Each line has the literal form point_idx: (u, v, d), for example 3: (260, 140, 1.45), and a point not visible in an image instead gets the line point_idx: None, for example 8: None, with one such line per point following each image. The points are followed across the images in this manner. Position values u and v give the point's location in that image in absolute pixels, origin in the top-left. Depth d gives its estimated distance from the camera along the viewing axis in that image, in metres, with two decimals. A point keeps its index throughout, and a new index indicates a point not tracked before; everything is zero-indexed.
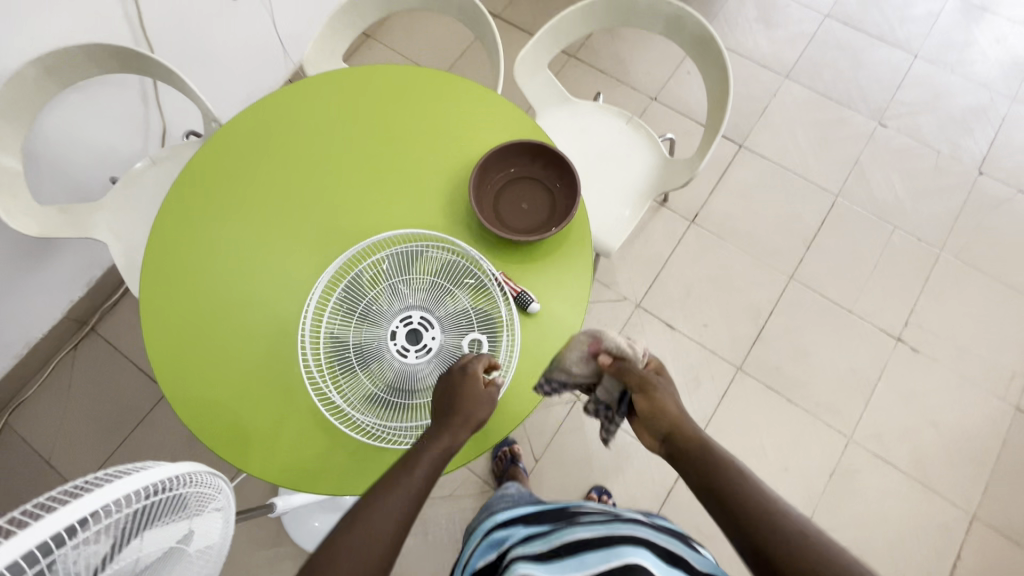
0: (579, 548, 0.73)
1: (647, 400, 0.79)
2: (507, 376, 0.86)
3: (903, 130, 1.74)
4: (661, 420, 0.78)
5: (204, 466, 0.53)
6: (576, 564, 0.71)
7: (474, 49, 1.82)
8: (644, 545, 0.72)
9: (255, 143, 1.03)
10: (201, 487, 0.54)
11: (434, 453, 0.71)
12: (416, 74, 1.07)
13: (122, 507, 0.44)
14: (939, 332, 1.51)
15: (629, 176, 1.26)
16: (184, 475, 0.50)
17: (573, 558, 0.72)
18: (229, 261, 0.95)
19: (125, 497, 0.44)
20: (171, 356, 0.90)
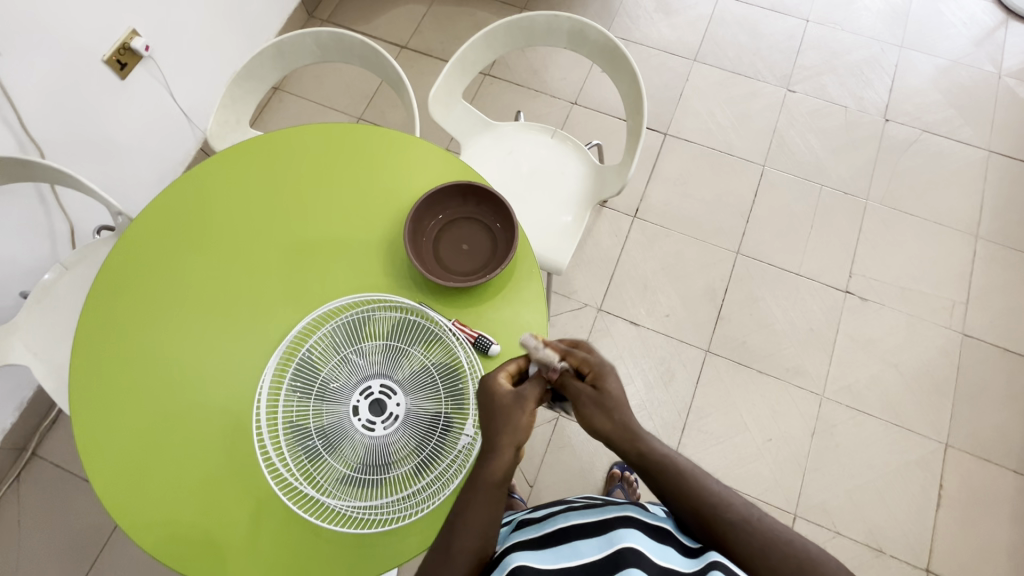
0: (571, 534, 0.69)
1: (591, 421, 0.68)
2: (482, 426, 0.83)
3: (811, 92, 1.83)
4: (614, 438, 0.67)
5: None
6: (570, 553, 0.67)
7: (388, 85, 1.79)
8: (638, 526, 0.68)
9: (170, 234, 0.97)
10: None
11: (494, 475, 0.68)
12: (327, 130, 1.03)
13: None
14: (881, 276, 1.59)
15: (564, 190, 1.26)
16: None
17: (566, 544, 0.68)
18: (166, 364, 0.89)
19: None
20: (120, 483, 0.83)
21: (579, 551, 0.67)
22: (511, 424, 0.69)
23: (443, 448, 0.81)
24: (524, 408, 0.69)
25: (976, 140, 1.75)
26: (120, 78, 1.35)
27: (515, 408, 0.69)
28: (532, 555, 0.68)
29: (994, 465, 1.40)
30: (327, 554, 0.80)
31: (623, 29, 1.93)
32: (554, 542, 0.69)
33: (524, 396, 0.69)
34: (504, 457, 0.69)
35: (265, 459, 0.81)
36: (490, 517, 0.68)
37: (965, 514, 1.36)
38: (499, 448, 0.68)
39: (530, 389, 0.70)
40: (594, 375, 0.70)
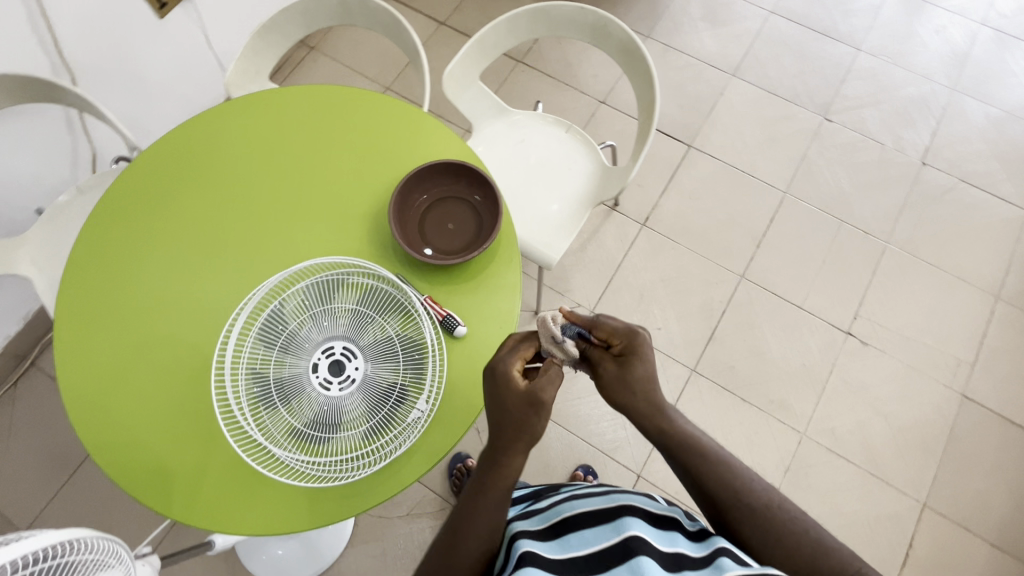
0: (577, 524, 0.68)
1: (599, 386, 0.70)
2: (434, 404, 0.85)
3: (849, 124, 1.76)
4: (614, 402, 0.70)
5: (106, 533, 0.58)
6: (576, 542, 0.66)
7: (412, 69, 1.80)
8: (643, 515, 0.68)
9: (174, 169, 1.00)
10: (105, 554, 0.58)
11: (508, 474, 0.69)
12: (336, 93, 1.05)
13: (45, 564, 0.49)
14: (887, 323, 1.53)
15: (569, 185, 1.25)
16: (90, 541, 0.56)
17: (571, 534, 0.67)
18: (148, 293, 0.92)
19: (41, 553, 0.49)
20: (87, 399, 0.87)
21: (586, 539, 0.66)
22: (525, 429, 0.68)
23: (393, 418, 0.82)
24: (536, 413, 0.67)
25: (1015, 198, 1.66)
26: (158, 16, 1.39)
27: (529, 411, 0.68)
28: (538, 544, 0.67)
29: (969, 533, 1.35)
30: (267, 500, 0.82)
31: (665, 33, 1.89)
32: (560, 532, 0.68)
33: (541, 400, 0.67)
34: (517, 460, 0.69)
35: (221, 399, 0.83)
36: (491, 521, 0.68)
37: None
38: (511, 448, 0.69)
39: (545, 387, 0.67)
40: (623, 346, 0.69)
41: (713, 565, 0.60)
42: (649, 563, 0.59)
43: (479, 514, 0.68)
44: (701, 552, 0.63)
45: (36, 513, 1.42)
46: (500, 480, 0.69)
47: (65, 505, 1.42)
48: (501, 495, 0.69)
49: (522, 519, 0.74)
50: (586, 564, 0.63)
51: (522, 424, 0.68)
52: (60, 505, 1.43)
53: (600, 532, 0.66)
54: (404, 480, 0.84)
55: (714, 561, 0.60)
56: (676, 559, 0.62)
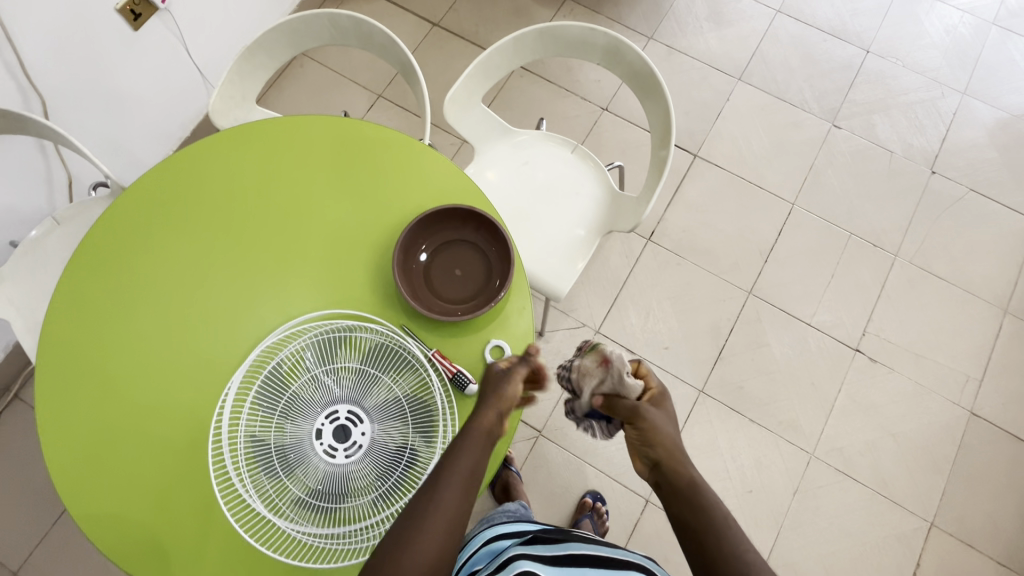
0: (581, 562, 0.74)
1: (637, 430, 0.73)
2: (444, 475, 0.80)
3: (857, 131, 1.71)
4: (654, 449, 0.72)
5: None
6: None
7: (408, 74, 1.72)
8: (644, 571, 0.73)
9: (157, 211, 0.93)
10: None
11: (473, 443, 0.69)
12: (333, 124, 0.98)
13: None
14: (895, 339, 1.52)
15: (577, 211, 1.19)
16: None
17: (575, 568, 0.73)
18: (136, 348, 0.86)
19: None
20: (73, 467, 0.81)
21: None
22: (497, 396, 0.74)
23: (404, 484, 0.78)
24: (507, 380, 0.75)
25: None
26: (133, 29, 1.29)
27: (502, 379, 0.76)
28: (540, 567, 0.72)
29: (975, 551, 1.35)
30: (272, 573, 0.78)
31: (669, 34, 1.81)
32: (564, 564, 0.74)
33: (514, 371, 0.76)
34: (483, 425, 0.71)
35: (221, 469, 0.79)
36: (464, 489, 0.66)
37: None
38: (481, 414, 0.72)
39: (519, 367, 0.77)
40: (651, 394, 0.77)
41: None
42: None
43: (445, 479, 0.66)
44: None
45: (28, 552, 1.37)
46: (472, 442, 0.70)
47: (57, 543, 1.38)
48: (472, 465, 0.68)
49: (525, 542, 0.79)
50: None
51: (498, 388, 0.75)
52: (51, 543, 1.38)
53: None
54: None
55: None
56: None
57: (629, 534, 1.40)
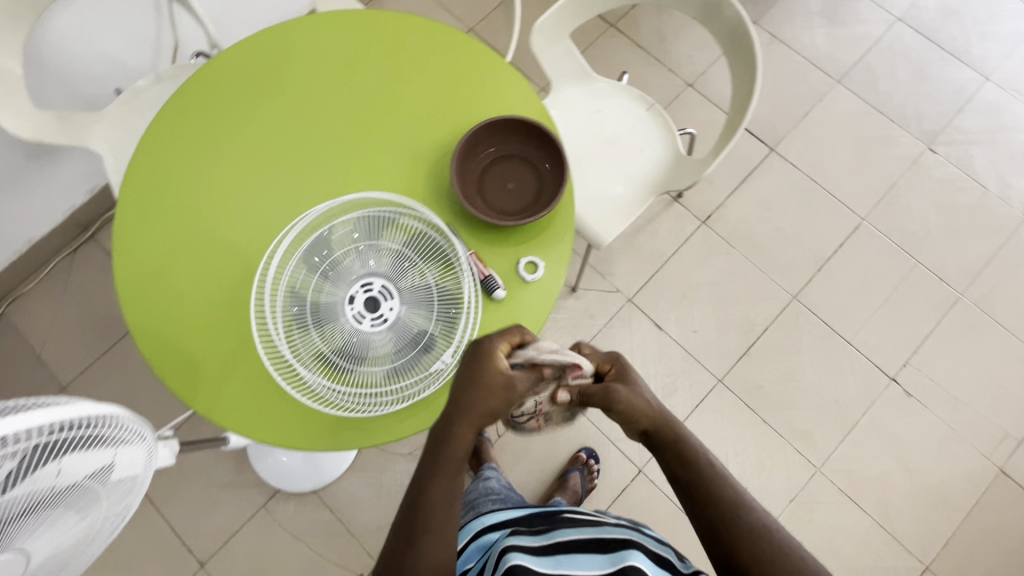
0: (570, 548, 0.70)
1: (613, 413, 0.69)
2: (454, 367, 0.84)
3: (953, 159, 1.61)
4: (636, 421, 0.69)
5: (119, 410, 0.58)
6: (568, 563, 0.68)
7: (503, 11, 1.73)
8: (638, 547, 0.70)
9: (251, 76, 1.00)
10: (118, 424, 0.59)
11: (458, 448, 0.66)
12: (424, 28, 1.02)
13: (35, 435, 0.49)
14: (937, 378, 1.44)
15: (637, 167, 1.19)
16: (99, 416, 0.56)
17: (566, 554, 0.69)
18: (209, 192, 0.94)
19: (37, 427, 0.49)
20: (135, 280, 0.90)
21: (579, 562, 0.67)
22: (491, 407, 0.66)
23: (417, 364, 0.83)
24: (511, 394, 0.67)
25: None
26: None
27: (499, 393, 0.66)
28: (531, 558, 0.68)
29: None
30: (282, 414, 0.85)
31: (775, 22, 1.74)
32: (551, 552, 0.69)
33: (513, 380, 0.67)
34: (467, 435, 0.66)
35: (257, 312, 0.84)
36: (450, 494, 0.65)
37: None
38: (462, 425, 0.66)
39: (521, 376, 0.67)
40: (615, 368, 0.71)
41: None
42: None
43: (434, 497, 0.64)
44: None
45: (77, 372, 1.53)
46: (450, 461, 0.66)
47: (104, 371, 1.53)
48: (453, 473, 0.66)
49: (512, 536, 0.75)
50: None
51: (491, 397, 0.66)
52: (99, 370, 1.54)
53: (596, 559, 0.68)
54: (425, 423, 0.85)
55: None
56: None
57: (614, 498, 1.41)
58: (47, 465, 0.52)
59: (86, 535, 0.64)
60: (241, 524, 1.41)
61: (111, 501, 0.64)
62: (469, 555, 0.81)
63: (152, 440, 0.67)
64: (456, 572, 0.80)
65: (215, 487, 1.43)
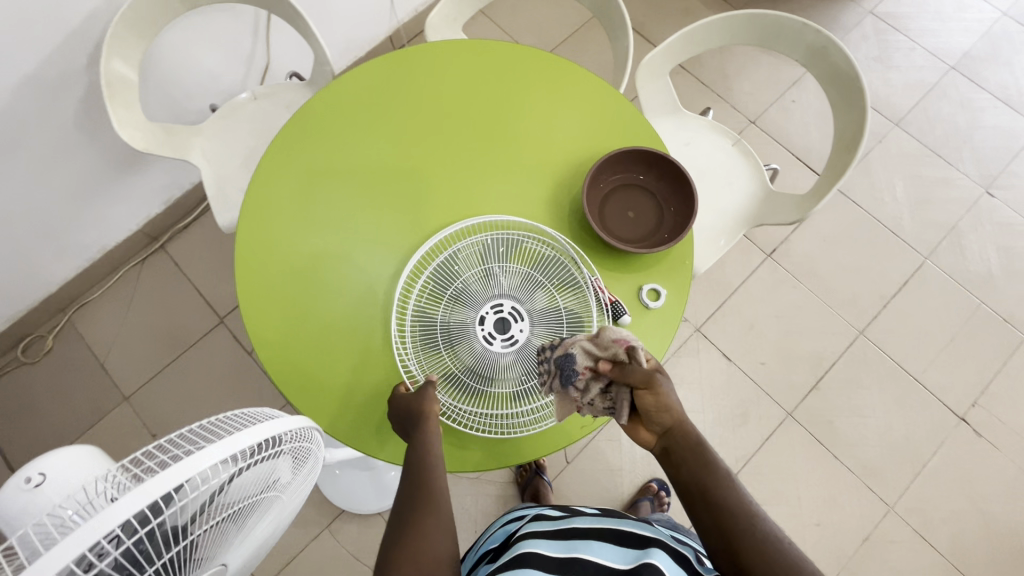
0: (587, 534, 0.73)
1: (653, 398, 0.69)
2: None
3: (1010, 203, 1.65)
4: (663, 417, 0.69)
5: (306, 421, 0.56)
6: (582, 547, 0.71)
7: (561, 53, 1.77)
8: (656, 543, 0.71)
9: (369, 97, 1.02)
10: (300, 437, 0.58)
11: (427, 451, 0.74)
12: (540, 57, 1.04)
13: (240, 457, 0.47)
14: (1006, 419, 1.45)
15: (727, 200, 1.21)
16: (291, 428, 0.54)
17: (581, 539, 0.72)
18: (330, 212, 0.95)
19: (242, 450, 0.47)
20: (257, 295, 0.91)
21: (591, 547, 0.71)
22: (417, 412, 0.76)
23: None
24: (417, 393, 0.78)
25: None
26: None
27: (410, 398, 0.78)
28: (545, 543, 0.73)
29: None
30: None
31: None
32: (567, 537, 0.73)
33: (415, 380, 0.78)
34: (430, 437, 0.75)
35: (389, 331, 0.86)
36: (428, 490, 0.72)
37: None
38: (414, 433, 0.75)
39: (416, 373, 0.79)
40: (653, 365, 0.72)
41: None
42: None
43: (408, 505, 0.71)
44: None
45: (140, 382, 1.52)
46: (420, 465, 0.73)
47: (167, 382, 1.52)
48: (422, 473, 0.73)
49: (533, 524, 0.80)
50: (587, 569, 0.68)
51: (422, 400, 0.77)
52: (162, 381, 1.52)
53: (610, 550, 0.70)
54: (547, 446, 0.88)
55: None
56: None
57: None
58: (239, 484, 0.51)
59: (265, 541, 0.64)
60: (304, 545, 1.38)
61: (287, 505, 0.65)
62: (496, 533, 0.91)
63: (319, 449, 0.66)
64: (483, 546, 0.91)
65: None
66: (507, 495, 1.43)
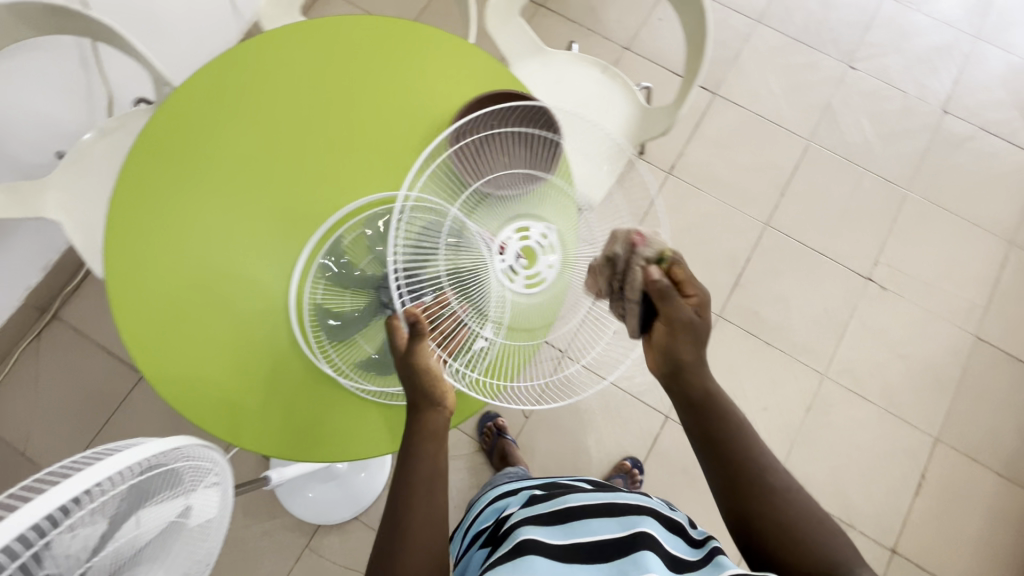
0: (584, 514, 0.73)
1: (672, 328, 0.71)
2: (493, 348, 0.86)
3: (872, 73, 1.75)
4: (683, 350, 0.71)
5: (197, 442, 0.55)
6: (582, 529, 0.70)
7: (428, 16, 1.74)
8: (650, 514, 0.73)
9: (216, 102, 0.96)
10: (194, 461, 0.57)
11: (429, 426, 0.69)
12: (383, 24, 1.01)
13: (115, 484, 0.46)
14: (906, 269, 1.57)
15: (608, 127, 1.23)
16: (177, 449, 0.53)
17: (577, 519, 0.72)
18: (203, 230, 0.90)
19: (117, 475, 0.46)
20: (145, 334, 0.86)
21: (591, 527, 0.70)
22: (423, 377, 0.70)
23: None
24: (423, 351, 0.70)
25: None
26: None
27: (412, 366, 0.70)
28: (542, 530, 0.70)
29: (977, 463, 1.44)
30: (336, 429, 0.84)
31: None
32: (563, 520, 0.72)
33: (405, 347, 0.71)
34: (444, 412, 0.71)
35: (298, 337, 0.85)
36: (430, 472, 0.67)
37: (940, 504, 1.41)
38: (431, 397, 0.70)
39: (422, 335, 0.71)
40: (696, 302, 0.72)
41: (710, 562, 0.67)
42: (652, 558, 0.65)
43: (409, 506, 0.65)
44: (695, 555, 0.70)
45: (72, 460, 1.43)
46: (426, 445, 0.68)
47: None
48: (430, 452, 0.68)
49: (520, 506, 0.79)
50: (591, 549, 0.67)
51: (426, 355, 0.69)
52: None
53: (608, 525, 0.70)
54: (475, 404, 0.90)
55: (712, 558, 0.68)
56: (675, 562, 0.67)
57: (648, 449, 1.48)
58: (126, 519, 0.50)
59: None
60: (289, 569, 1.36)
61: (201, 544, 0.62)
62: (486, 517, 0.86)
63: (230, 480, 0.65)
64: (472, 533, 0.87)
65: (252, 539, 1.37)
66: (478, 464, 1.46)
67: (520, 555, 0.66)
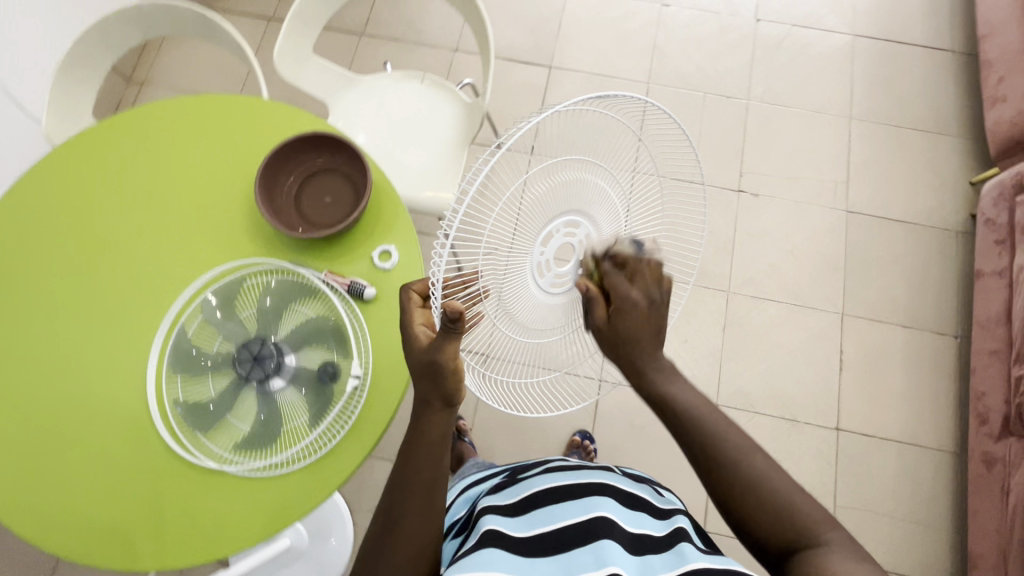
0: (550, 497, 0.70)
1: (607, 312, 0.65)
2: (367, 383, 0.85)
3: (685, 4, 1.84)
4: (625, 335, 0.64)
5: None
6: (544, 516, 0.67)
7: (252, 79, 1.73)
8: (612, 494, 0.70)
9: (19, 237, 0.93)
10: None
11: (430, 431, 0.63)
12: (167, 108, 0.99)
13: None
14: (769, 171, 1.67)
15: (439, 132, 1.25)
16: None
17: (543, 507, 0.68)
18: (41, 368, 0.86)
19: None
20: (11, 491, 0.82)
21: (555, 514, 0.67)
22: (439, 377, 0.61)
23: (334, 394, 0.83)
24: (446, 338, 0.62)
25: (840, 27, 1.81)
26: None
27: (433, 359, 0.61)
28: (504, 519, 0.68)
29: (884, 324, 1.53)
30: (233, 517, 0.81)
31: None
32: (529, 507, 0.69)
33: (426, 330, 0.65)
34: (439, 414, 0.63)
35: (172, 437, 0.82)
36: (428, 478, 0.63)
37: (865, 372, 1.50)
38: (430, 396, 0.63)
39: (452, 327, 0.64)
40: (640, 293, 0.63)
41: (671, 548, 0.64)
42: (613, 544, 0.61)
43: (401, 514, 0.62)
44: (660, 533, 0.67)
45: None
46: (426, 447, 0.63)
47: None
48: (429, 458, 0.63)
49: (494, 494, 0.76)
50: (552, 537, 0.64)
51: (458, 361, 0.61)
52: None
53: (570, 509, 0.67)
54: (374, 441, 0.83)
55: (673, 544, 0.64)
56: (637, 541, 0.64)
57: (595, 416, 1.51)
58: None
59: None
60: None
61: None
62: (460, 508, 0.85)
63: None
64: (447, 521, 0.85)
65: None
66: None
67: (477, 545, 0.63)
